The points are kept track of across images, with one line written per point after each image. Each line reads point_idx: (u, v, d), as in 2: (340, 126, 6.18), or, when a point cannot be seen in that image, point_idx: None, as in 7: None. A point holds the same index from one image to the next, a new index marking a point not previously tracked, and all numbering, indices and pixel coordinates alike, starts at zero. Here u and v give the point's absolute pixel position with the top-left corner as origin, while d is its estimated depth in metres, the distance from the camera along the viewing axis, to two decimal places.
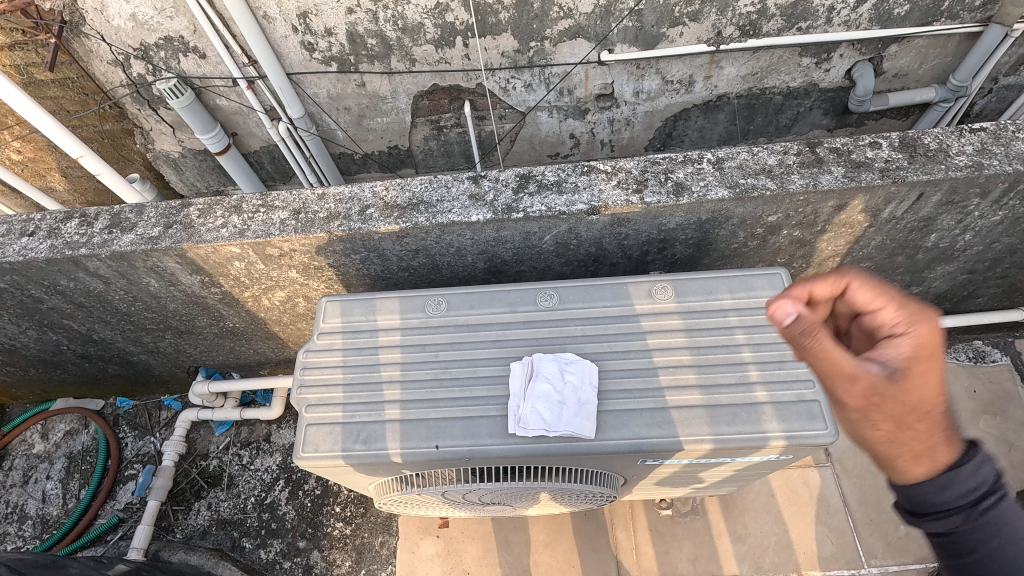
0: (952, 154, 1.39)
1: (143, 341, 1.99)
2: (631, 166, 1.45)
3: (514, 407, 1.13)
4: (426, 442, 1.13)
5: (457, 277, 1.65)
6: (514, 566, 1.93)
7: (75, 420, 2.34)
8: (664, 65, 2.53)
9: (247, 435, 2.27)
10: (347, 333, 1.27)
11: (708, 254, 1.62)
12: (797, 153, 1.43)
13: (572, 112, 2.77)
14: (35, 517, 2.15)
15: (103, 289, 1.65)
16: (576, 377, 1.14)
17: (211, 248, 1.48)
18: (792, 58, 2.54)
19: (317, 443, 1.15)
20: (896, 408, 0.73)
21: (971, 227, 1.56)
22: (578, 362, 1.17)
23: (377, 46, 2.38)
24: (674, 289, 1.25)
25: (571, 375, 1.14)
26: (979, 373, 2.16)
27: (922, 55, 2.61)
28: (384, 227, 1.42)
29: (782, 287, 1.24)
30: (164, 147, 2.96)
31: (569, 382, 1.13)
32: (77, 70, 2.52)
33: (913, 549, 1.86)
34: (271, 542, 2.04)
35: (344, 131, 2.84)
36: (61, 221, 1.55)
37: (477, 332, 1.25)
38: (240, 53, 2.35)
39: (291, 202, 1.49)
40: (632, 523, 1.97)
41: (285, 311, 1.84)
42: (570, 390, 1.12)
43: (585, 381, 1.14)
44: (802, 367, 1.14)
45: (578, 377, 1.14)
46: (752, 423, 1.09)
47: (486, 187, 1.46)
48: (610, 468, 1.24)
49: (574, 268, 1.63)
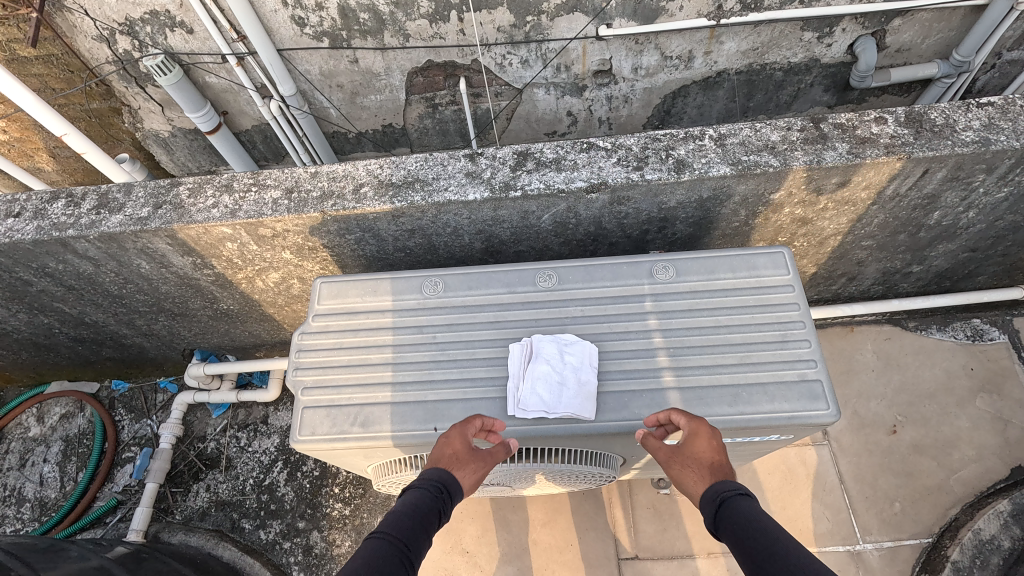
0: (959, 129, 1.36)
1: (136, 324, 1.96)
2: (631, 143, 1.41)
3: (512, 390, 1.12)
4: (425, 425, 1.12)
5: (454, 257, 1.62)
6: (513, 545, 1.94)
7: (70, 403, 2.33)
8: (663, 40, 2.47)
9: (244, 417, 2.27)
10: (343, 314, 1.25)
11: (709, 232, 1.59)
12: (800, 128, 1.40)
13: (570, 89, 2.71)
14: (33, 500, 2.15)
15: (93, 271, 1.62)
16: (575, 358, 1.13)
17: (202, 229, 1.45)
18: (794, 32, 2.49)
19: (314, 426, 1.14)
20: (690, 467, 0.97)
21: (975, 204, 1.54)
22: (580, 343, 1.15)
23: (369, 20, 2.31)
24: (675, 268, 1.23)
25: (571, 357, 1.13)
26: (976, 352, 2.16)
27: (926, 29, 2.56)
28: (378, 207, 1.39)
29: (784, 266, 1.22)
30: (153, 126, 2.90)
31: (568, 363, 1.12)
32: (61, 47, 2.44)
33: (908, 524, 1.88)
34: (270, 523, 2.05)
35: (337, 109, 2.79)
36: (47, 202, 1.51)
37: (475, 313, 1.23)
38: (229, 28, 2.28)
39: (283, 181, 1.46)
40: (630, 502, 1.98)
41: (280, 294, 1.82)
42: (570, 371, 1.11)
43: (585, 363, 1.13)
44: (804, 347, 1.13)
45: (578, 358, 1.13)
46: (754, 404, 1.08)
47: (483, 165, 1.42)
48: (609, 448, 1.23)
49: (572, 247, 1.61)
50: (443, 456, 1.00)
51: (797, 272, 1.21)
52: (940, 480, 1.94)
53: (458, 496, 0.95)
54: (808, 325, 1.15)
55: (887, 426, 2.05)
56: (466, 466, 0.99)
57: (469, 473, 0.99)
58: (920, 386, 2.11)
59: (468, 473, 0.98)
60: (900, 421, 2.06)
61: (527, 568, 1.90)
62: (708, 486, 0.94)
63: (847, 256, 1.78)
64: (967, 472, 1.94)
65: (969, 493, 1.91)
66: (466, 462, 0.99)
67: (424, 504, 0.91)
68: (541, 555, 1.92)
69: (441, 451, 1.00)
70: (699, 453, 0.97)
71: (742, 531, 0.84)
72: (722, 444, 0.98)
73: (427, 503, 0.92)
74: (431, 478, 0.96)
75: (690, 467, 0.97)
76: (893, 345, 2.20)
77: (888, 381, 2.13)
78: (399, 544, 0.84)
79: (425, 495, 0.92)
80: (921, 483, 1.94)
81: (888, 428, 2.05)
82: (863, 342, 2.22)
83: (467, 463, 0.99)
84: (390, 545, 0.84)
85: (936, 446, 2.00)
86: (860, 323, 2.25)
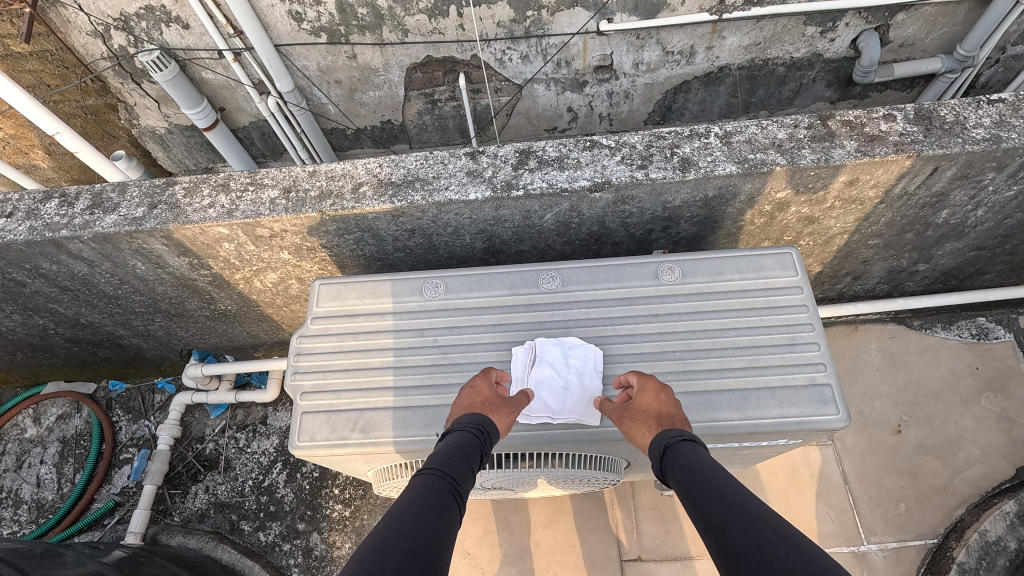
0: (969, 126, 1.33)
1: (132, 324, 1.94)
2: (635, 141, 1.39)
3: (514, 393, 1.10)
4: (426, 430, 1.10)
5: (455, 257, 1.60)
6: (515, 547, 1.92)
7: (67, 404, 2.31)
8: (665, 36, 2.44)
9: (243, 417, 2.24)
10: (342, 317, 1.22)
11: (714, 232, 1.57)
12: (808, 126, 1.37)
13: (570, 84, 2.68)
14: (30, 502, 2.13)
15: (88, 272, 1.59)
16: (579, 361, 1.12)
17: (199, 229, 1.42)
18: (797, 27, 2.46)
19: (313, 432, 1.12)
20: (639, 418, 1.01)
21: (984, 203, 1.51)
22: (584, 346, 1.14)
23: (368, 15, 2.27)
24: (680, 269, 1.20)
25: (575, 360, 1.11)
26: (981, 351, 2.14)
27: (930, 23, 2.53)
28: (378, 206, 1.36)
29: (792, 267, 1.19)
30: (149, 122, 2.86)
31: (573, 367, 1.11)
32: (55, 42, 2.39)
33: (913, 525, 1.87)
34: (270, 525, 2.03)
35: (335, 106, 2.75)
36: (40, 202, 1.48)
37: (476, 316, 1.21)
38: (225, 23, 2.24)
39: (281, 180, 1.43)
40: (632, 503, 1.96)
41: (278, 294, 1.79)
42: (574, 375, 1.10)
43: (590, 367, 1.12)
44: (813, 350, 1.11)
45: (582, 361, 1.12)
46: (762, 409, 1.06)
47: (484, 163, 1.39)
48: (613, 453, 1.21)
49: (575, 247, 1.58)
50: (474, 403, 1.04)
51: (805, 273, 1.19)
52: (945, 480, 1.93)
53: (496, 436, 0.99)
54: (817, 327, 1.13)
55: (892, 426, 2.04)
56: (498, 411, 1.03)
57: (502, 417, 1.02)
58: (925, 386, 2.09)
59: (502, 416, 1.02)
60: (904, 420, 2.04)
61: (529, 570, 1.88)
62: (656, 434, 0.97)
63: (853, 255, 1.76)
64: (973, 472, 1.93)
65: (974, 493, 1.89)
66: (498, 408, 1.03)
67: (467, 444, 0.95)
68: (543, 557, 1.90)
69: (473, 399, 1.05)
70: (646, 404, 1.01)
71: (684, 476, 0.88)
72: (672, 398, 1.03)
73: (469, 442, 0.96)
74: (468, 421, 1.00)
75: (640, 419, 1.00)
76: (898, 344, 2.18)
77: (893, 380, 2.12)
78: (449, 479, 0.89)
79: (466, 435, 0.96)
80: (926, 483, 1.93)
81: (892, 427, 2.03)
82: (867, 341, 2.20)
83: (500, 408, 1.03)
84: (442, 480, 0.88)
85: (940, 446, 1.98)
86: (864, 322, 2.23)
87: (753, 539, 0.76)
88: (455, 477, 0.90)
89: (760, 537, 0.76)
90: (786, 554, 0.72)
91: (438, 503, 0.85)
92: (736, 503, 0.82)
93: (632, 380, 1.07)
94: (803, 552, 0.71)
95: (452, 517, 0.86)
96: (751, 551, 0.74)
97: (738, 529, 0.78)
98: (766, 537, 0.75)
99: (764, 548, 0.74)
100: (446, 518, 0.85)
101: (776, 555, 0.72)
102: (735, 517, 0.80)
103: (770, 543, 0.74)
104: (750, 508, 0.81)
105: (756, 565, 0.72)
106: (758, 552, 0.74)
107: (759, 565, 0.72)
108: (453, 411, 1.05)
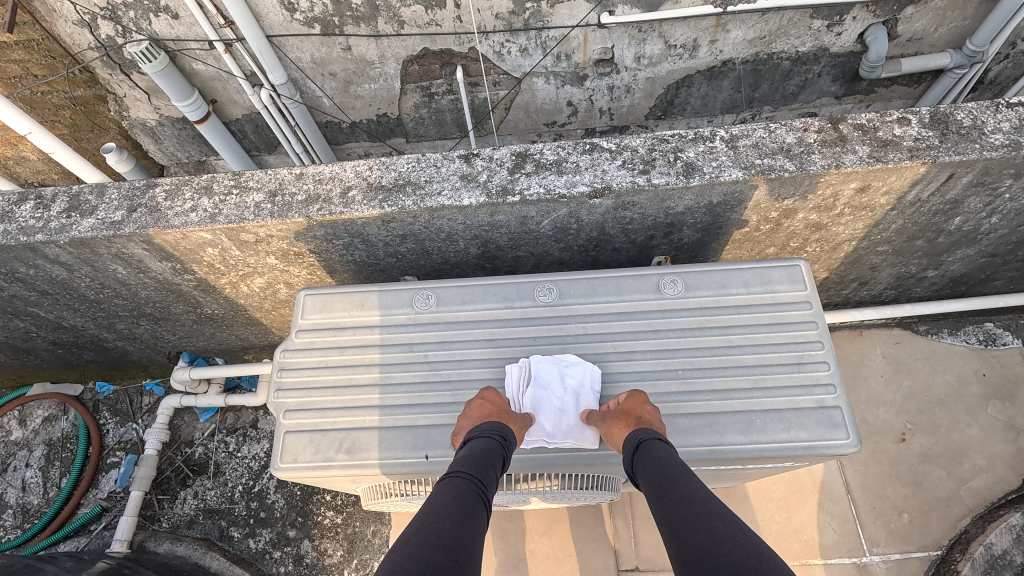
0: (987, 131, 1.27)
1: (117, 327, 1.88)
2: (637, 144, 1.33)
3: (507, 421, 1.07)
4: (415, 452, 1.05)
5: (449, 263, 1.54)
6: (511, 557, 1.88)
7: (54, 405, 2.26)
8: (667, 29, 2.37)
9: (233, 421, 2.20)
10: (328, 330, 1.17)
11: (718, 238, 1.51)
12: (817, 129, 1.31)
13: (570, 78, 2.61)
14: (15, 506, 2.09)
15: (66, 276, 1.53)
16: (574, 381, 1.07)
17: (180, 234, 1.36)
18: (804, 20, 2.38)
19: (297, 452, 1.07)
20: (619, 417, 0.98)
21: (998, 210, 1.45)
22: (580, 363, 1.09)
23: (362, 6, 2.19)
24: (683, 282, 1.15)
25: (571, 380, 1.06)
26: (989, 357, 2.09)
27: (940, 17, 2.45)
28: (367, 212, 1.30)
29: (801, 280, 1.14)
30: (139, 115, 2.79)
31: (569, 387, 1.06)
32: (41, 32, 2.31)
33: (917, 536, 1.83)
34: (260, 532, 1.99)
35: (330, 99, 2.68)
36: (15, 203, 1.41)
37: (469, 330, 1.15)
38: (215, 13, 2.16)
39: (266, 183, 1.36)
40: (630, 512, 1.92)
41: (266, 298, 1.73)
42: (571, 396, 1.05)
43: (588, 387, 1.07)
44: (822, 370, 1.06)
45: (577, 380, 1.07)
46: (768, 433, 1.01)
47: (479, 166, 1.33)
48: (611, 473, 1.17)
49: (573, 253, 1.52)
50: (490, 412, 1.01)
51: (814, 287, 1.13)
52: (949, 490, 1.88)
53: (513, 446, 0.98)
54: (827, 345, 1.08)
55: (896, 434, 1.99)
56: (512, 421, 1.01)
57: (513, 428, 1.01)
58: (930, 393, 2.04)
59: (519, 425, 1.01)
60: (909, 428, 1.99)
61: None
62: (632, 432, 0.95)
63: (860, 261, 1.70)
64: (978, 482, 1.88)
65: (979, 504, 1.85)
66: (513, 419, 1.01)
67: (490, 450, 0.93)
68: (539, 566, 1.85)
69: (486, 408, 1.01)
70: (633, 410, 0.99)
71: (653, 473, 0.88)
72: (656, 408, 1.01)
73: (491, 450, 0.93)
74: (484, 428, 0.97)
75: (617, 421, 0.98)
76: (903, 350, 2.13)
77: (898, 387, 2.07)
78: (475, 483, 0.87)
79: (488, 441, 0.94)
80: (931, 493, 1.89)
81: (897, 436, 1.98)
82: (871, 347, 2.15)
83: (513, 417, 1.02)
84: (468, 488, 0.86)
85: (946, 456, 1.94)
86: (869, 327, 2.18)
87: (707, 537, 0.76)
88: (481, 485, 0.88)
89: (714, 534, 0.76)
90: (734, 549, 0.73)
91: (465, 508, 0.83)
92: (696, 501, 0.82)
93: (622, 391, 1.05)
94: (752, 549, 0.72)
95: (478, 521, 0.84)
96: (703, 547, 0.75)
97: (694, 525, 0.78)
98: (718, 534, 0.76)
99: (717, 545, 0.74)
100: (474, 523, 0.83)
101: (726, 550, 0.73)
102: (693, 513, 0.81)
103: (721, 538, 0.75)
104: (709, 507, 0.81)
105: (705, 561, 0.73)
106: (709, 549, 0.74)
107: (706, 560, 0.73)
108: (466, 421, 1.01)
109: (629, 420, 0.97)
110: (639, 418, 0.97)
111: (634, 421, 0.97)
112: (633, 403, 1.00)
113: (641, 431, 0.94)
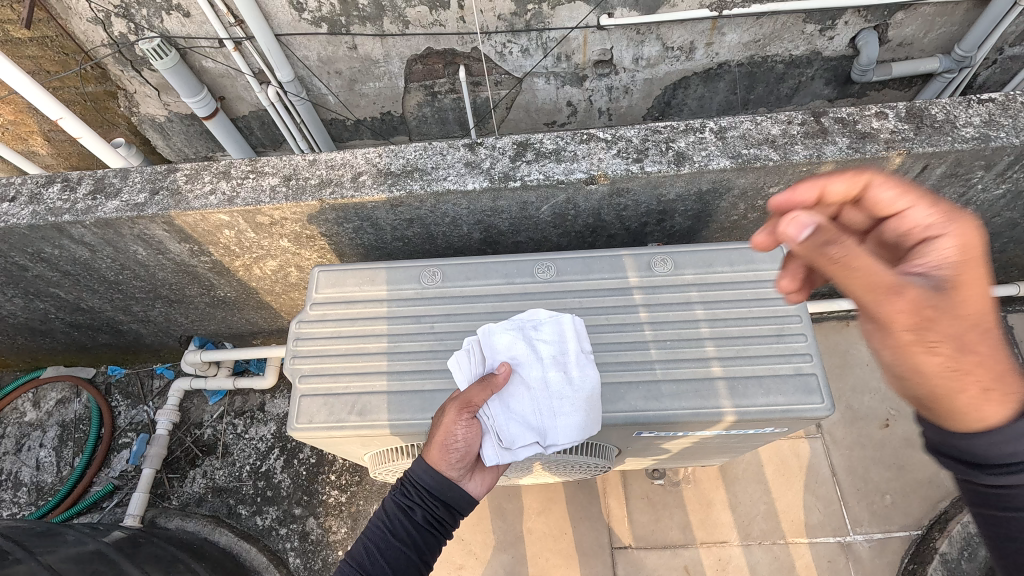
0: (959, 125, 1.36)
1: (132, 310, 1.96)
2: (631, 135, 1.41)
3: (487, 412, 1.05)
4: (421, 413, 1.12)
5: (453, 247, 1.62)
6: (507, 535, 1.94)
7: (67, 388, 2.33)
8: (665, 31, 2.45)
9: (241, 404, 2.27)
10: (341, 303, 1.25)
11: (708, 226, 1.60)
12: (801, 122, 1.40)
13: (570, 78, 2.69)
14: (29, 484, 2.15)
15: (89, 257, 1.61)
16: (552, 343, 1.11)
17: (200, 216, 1.44)
18: (796, 25, 2.48)
19: (312, 414, 1.14)
20: (958, 381, 0.78)
21: (973, 201, 1.54)
22: (550, 323, 1.14)
23: (368, 6, 2.28)
24: (672, 261, 1.24)
25: (544, 346, 1.10)
26: None
27: (929, 24, 2.55)
28: (376, 195, 1.38)
29: (782, 260, 1.23)
30: (149, 111, 2.87)
31: (544, 354, 1.09)
32: (55, 28, 2.41)
33: (898, 517, 1.90)
34: (267, 509, 2.05)
35: (335, 97, 2.77)
36: (43, 186, 1.50)
37: (473, 303, 1.23)
38: (226, 12, 2.23)
39: (282, 168, 1.45)
40: (623, 492, 1.99)
41: (277, 281, 1.81)
42: (548, 363, 1.08)
43: (557, 345, 1.11)
44: (800, 341, 1.14)
45: (557, 342, 1.11)
46: (749, 397, 1.09)
47: (482, 155, 1.42)
48: (605, 439, 1.25)
49: (571, 239, 1.61)
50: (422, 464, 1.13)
51: None
52: (931, 473, 1.96)
53: (430, 489, 1.07)
54: (804, 319, 1.16)
55: (880, 420, 2.07)
56: (470, 391, 1.04)
57: (479, 394, 1.04)
58: None
59: (444, 422, 1.02)
60: (892, 414, 2.07)
61: (522, 556, 1.91)
62: (993, 414, 0.78)
63: None
64: None
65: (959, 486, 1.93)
66: (459, 397, 1.04)
67: (393, 512, 1.09)
68: (536, 544, 1.92)
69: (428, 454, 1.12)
70: (959, 356, 0.77)
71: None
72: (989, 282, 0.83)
73: (400, 512, 1.08)
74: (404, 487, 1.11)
75: (952, 384, 0.78)
76: None
77: (882, 375, 2.15)
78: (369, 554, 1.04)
79: (394, 501, 1.10)
80: (912, 476, 1.96)
81: (881, 421, 2.06)
82: (858, 337, 2.23)
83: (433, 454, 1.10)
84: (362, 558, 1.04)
85: None
86: (855, 318, 2.26)
87: None
88: (373, 555, 1.04)
89: None
90: None
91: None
92: None
93: (937, 244, 0.84)
94: None
95: None
96: None
97: None
98: None
99: None
100: None
101: None
102: None
103: None
104: None
105: None
106: None
107: None
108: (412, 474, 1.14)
109: (964, 383, 0.77)
110: (971, 381, 0.77)
111: (966, 385, 0.77)
112: (948, 344, 0.76)
113: (988, 408, 0.78)
